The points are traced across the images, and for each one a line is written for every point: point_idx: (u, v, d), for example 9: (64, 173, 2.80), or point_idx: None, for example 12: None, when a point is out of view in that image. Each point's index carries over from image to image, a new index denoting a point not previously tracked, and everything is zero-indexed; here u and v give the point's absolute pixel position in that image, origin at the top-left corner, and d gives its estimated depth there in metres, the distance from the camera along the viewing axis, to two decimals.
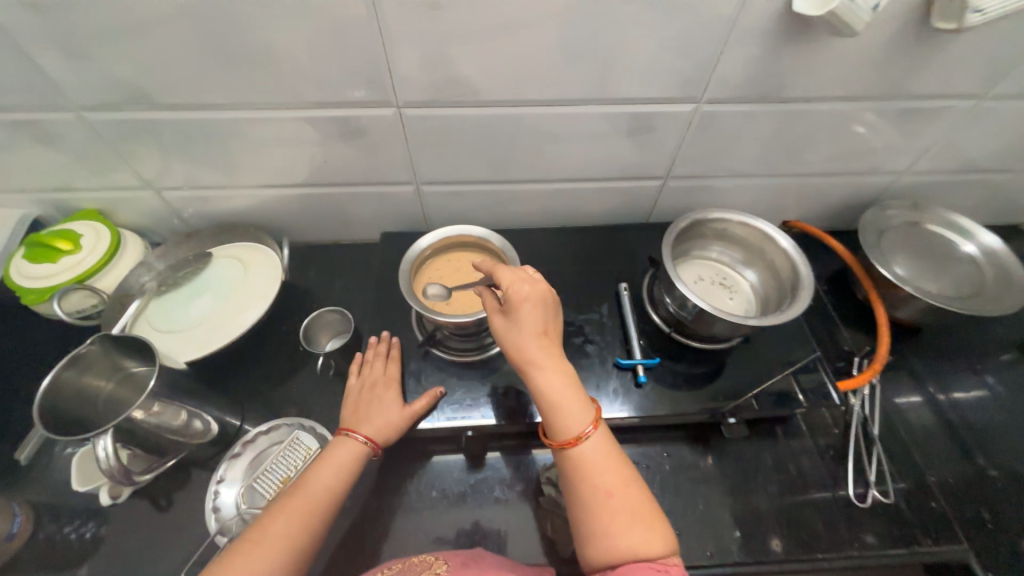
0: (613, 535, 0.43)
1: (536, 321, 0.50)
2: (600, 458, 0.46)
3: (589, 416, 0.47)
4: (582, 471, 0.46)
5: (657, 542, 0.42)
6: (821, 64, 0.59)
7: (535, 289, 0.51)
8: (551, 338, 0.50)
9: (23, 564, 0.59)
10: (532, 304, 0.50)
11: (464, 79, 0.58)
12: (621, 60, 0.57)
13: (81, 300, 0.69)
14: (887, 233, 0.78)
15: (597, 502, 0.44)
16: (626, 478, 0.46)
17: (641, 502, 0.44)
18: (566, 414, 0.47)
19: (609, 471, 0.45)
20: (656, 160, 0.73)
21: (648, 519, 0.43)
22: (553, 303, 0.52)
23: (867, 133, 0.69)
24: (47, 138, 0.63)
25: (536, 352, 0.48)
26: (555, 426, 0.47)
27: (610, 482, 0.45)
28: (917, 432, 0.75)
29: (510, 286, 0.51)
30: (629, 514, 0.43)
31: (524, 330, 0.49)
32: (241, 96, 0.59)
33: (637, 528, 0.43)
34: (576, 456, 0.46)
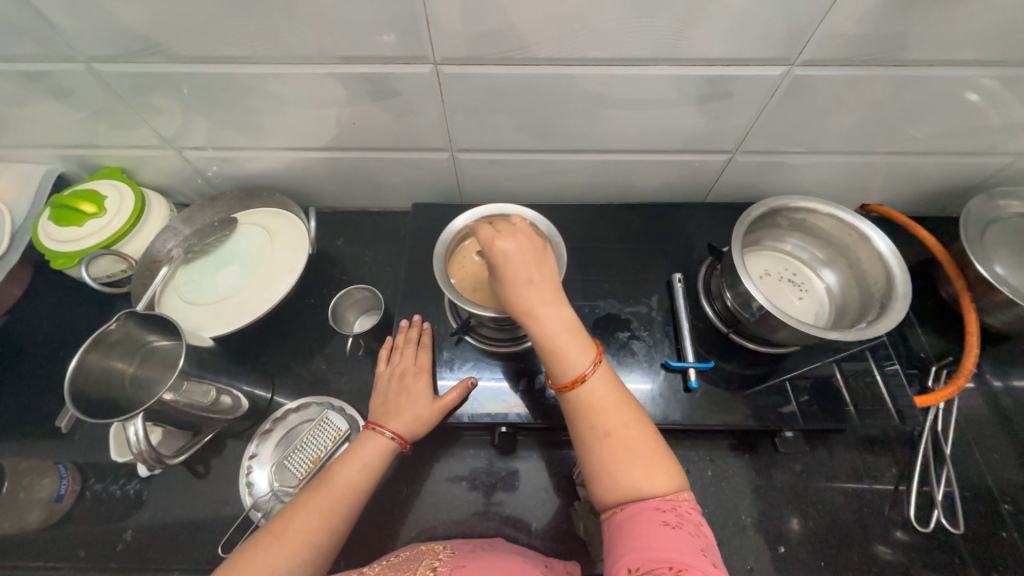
0: (616, 475, 0.41)
1: (519, 269, 0.45)
2: (602, 399, 0.44)
3: (589, 356, 0.45)
4: (583, 413, 0.44)
5: (662, 479, 0.40)
6: (960, 19, 0.47)
7: (513, 238, 0.46)
8: (541, 282, 0.46)
9: (72, 519, 0.62)
10: (514, 257, 0.45)
11: (512, 32, 0.49)
12: (706, 11, 0.47)
13: (110, 265, 0.68)
14: (990, 227, 0.67)
15: (598, 443, 0.43)
16: (631, 419, 0.43)
17: (646, 441, 0.42)
18: (565, 355, 0.44)
19: (612, 411, 0.43)
20: (726, 132, 0.63)
21: (653, 458, 0.41)
22: (539, 248, 0.48)
23: (996, 106, 0.57)
24: (60, 92, 0.58)
25: (528, 299, 0.45)
26: (554, 368, 0.45)
27: (613, 423, 0.43)
28: (994, 453, 0.68)
29: (486, 239, 0.47)
30: (632, 453, 0.41)
31: (508, 280, 0.46)
32: (259, 49, 0.52)
33: (640, 466, 0.41)
34: (576, 398, 0.44)
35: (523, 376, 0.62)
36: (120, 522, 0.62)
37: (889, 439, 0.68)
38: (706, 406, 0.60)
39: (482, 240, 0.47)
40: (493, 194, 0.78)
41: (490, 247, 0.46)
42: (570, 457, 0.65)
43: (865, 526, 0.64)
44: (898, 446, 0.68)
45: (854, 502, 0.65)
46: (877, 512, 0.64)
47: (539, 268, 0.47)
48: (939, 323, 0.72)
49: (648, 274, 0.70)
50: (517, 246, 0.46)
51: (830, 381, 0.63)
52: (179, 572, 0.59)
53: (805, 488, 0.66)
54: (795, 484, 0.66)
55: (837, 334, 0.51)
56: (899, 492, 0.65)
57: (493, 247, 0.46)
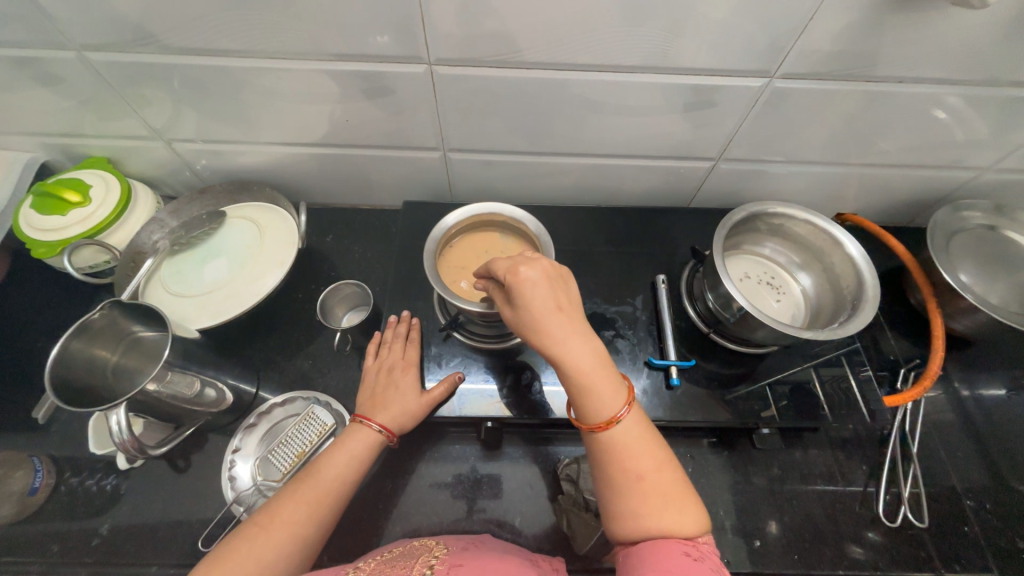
0: (644, 515, 0.40)
1: (549, 300, 0.43)
2: (634, 439, 0.42)
3: (622, 395, 0.42)
4: (613, 451, 0.42)
5: (688, 521, 0.39)
6: (926, 40, 0.50)
7: (541, 268, 0.45)
8: (569, 314, 0.44)
9: (46, 514, 0.61)
10: (539, 287, 0.44)
11: (506, 35, 0.51)
12: (691, 24, 0.49)
13: (93, 255, 0.67)
14: (955, 238, 0.71)
15: (627, 483, 0.41)
16: (659, 459, 0.42)
17: (673, 481, 0.41)
18: (597, 393, 0.42)
19: (642, 452, 0.42)
20: (709, 140, 0.65)
21: (679, 499, 0.40)
22: (566, 279, 0.46)
23: (960, 123, 0.61)
24: (48, 79, 0.58)
25: (558, 331, 0.43)
26: (584, 405, 0.43)
27: (642, 464, 0.41)
28: (960, 453, 0.71)
29: (511, 268, 0.45)
30: (660, 494, 0.40)
31: (536, 311, 0.43)
32: (255, 43, 0.53)
33: (667, 507, 0.40)
34: (607, 437, 0.42)
35: (510, 372, 0.63)
36: (96, 516, 0.61)
37: (860, 438, 0.71)
38: (687, 404, 0.62)
39: (507, 269, 0.45)
40: (483, 195, 0.80)
41: (513, 276, 0.44)
42: (555, 454, 0.66)
43: (837, 523, 0.66)
44: (868, 445, 0.71)
45: (827, 499, 0.67)
46: (849, 509, 0.67)
47: (564, 297, 0.45)
48: (908, 328, 0.75)
49: (633, 276, 0.72)
50: (542, 276, 0.44)
51: (805, 381, 0.65)
52: (157, 567, 0.58)
53: (781, 484, 0.68)
54: (771, 482, 0.68)
55: (812, 335, 0.53)
56: (870, 491, 0.68)
57: (521, 276, 0.44)
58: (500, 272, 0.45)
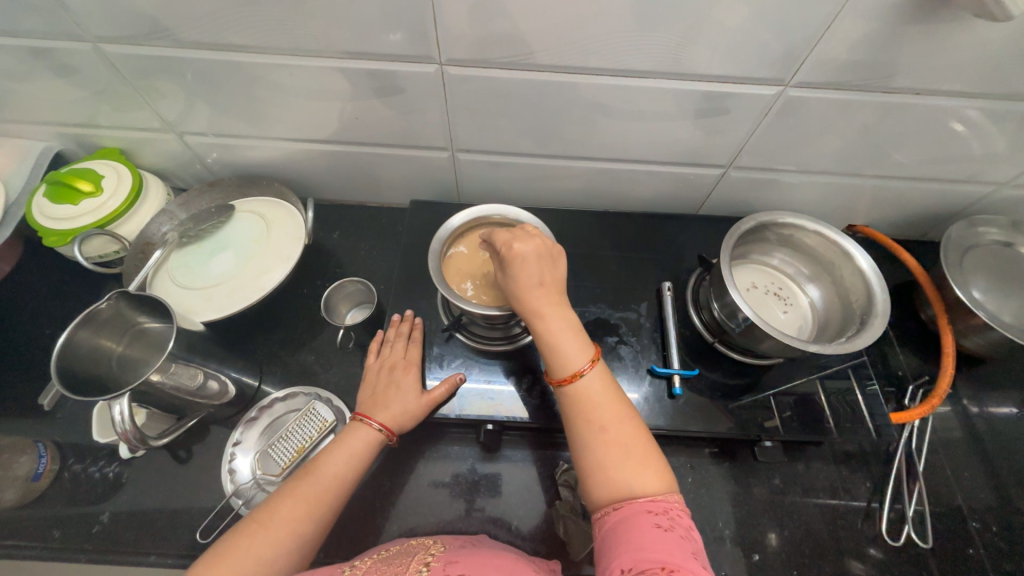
0: (610, 472, 0.41)
1: (532, 271, 0.47)
2: (598, 395, 0.44)
3: (586, 354, 0.45)
4: (580, 408, 0.44)
5: (653, 479, 0.40)
6: (946, 52, 0.49)
7: (532, 242, 0.48)
8: (551, 286, 0.48)
9: (48, 499, 0.61)
10: (528, 258, 0.47)
11: (518, 37, 0.51)
12: (705, 30, 0.48)
13: (102, 245, 0.67)
14: (969, 253, 0.70)
15: (591, 438, 0.43)
16: (624, 417, 0.44)
17: (638, 439, 0.42)
18: (563, 350, 0.45)
19: (606, 409, 0.44)
20: (721, 147, 0.65)
21: (643, 457, 0.41)
22: (555, 255, 0.49)
23: (978, 137, 0.60)
24: (64, 70, 0.58)
25: (536, 299, 0.47)
26: (552, 362, 0.46)
27: (606, 419, 0.43)
28: (967, 472, 0.69)
29: (503, 240, 0.49)
30: (623, 450, 0.41)
31: (519, 280, 0.47)
32: (268, 39, 0.53)
33: (631, 465, 0.41)
34: (572, 393, 0.45)
35: (512, 375, 0.63)
36: (97, 503, 0.61)
37: (865, 454, 0.70)
38: (689, 413, 0.62)
39: (500, 240, 0.49)
40: (490, 195, 0.79)
41: (506, 248, 0.48)
42: (554, 457, 0.66)
43: (838, 539, 0.65)
44: (873, 461, 0.70)
45: (829, 515, 0.66)
46: (851, 526, 0.66)
47: (551, 272, 0.49)
48: (917, 343, 0.74)
49: (638, 282, 0.71)
50: (532, 249, 0.48)
51: (811, 394, 0.65)
52: (156, 556, 0.58)
53: (783, 498, 0.67)
54: (773, 495, 0.67)
55: (818, 348, 0.53)
56: (873, 507, 0.67)
57: (512, 248, 0.48)
58: (495, 244, 0.49)
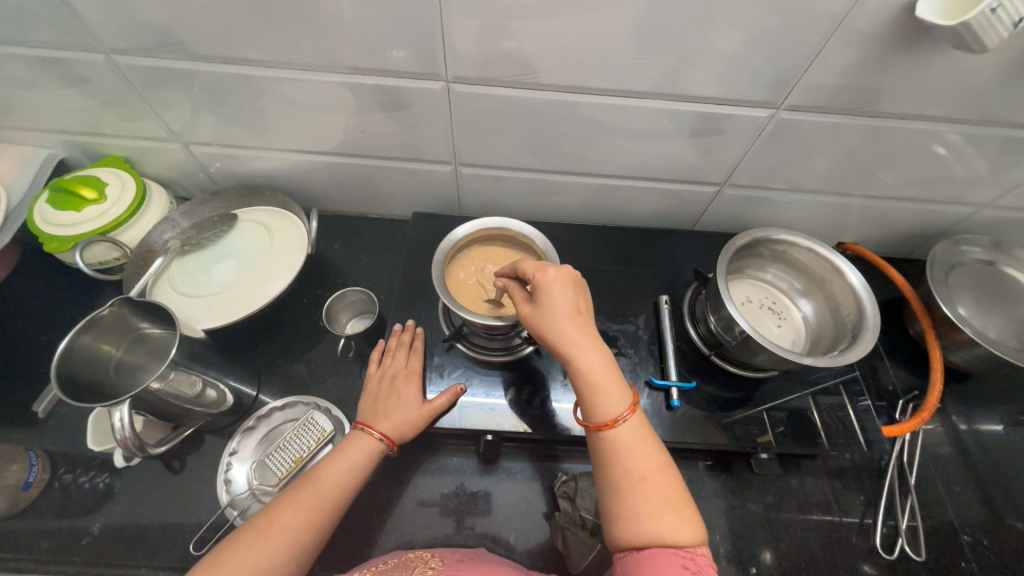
0: (642, 518, 0.41)
1: (569, 305, 0.47)
2: (637, 442, 0.44)
3: (627, 399, 0.45)
4: (614, 451, 0.44)
5: (687, 529, 0.40)
6: (929, 79, 0.51)
7: (566, 276, 0.48)
8: (584, 321, 0.47)
9: (36, 510, 0.60)
10: (558, 292, 0.47)
11: (522, 57, 0.53)
12: (701, 54, 0.51)
13: (103, 251, 0.67)
14: (953, 271, 0.72)
15: (629, 485, 0.42)
16: (659, 462, 0.43)
17: (673, 487, 0.42)
18: (604, 394, 0.44)
19: (645, 457, 0.43)
20: (716, 166, 0.67)
21: (677, 505, 0.41)
22: (583, 289, 0.50)
23: (959, 160, 0.62)
24: (75, 79, 0.59)
25: (573, 334, 0.46)
26: (590, 403, 0.45)
27: (644, 465, 0.43)
28: (958, 486, 0.70)
29: (539, 269, 0.49)
30: (659, 498, 0.41)
31: (557, 315, 0.46)
32: (278, 54, 0.54)
33: (666, 514, 0.41)
34: (610, 438, 0.44)
35: (512, 386, 0.63)
36: (88, 514, 0.60)
37: (857, 468, 0.71)
38: (687, 426, 0.62)
39: (536, 269, 0.49)
40: (490, 209, 0.81)
41: (541, 278, 0.48)
42: (553, 469, 0.66)
43: (832, 553, 0.66)
44: (865, 474, 0.71)
45: (823, 528, 0.67)
46: (845, 540, 0.66)
47: (584, 308, 0.48)
48: (907, 358, 0.76)
49: (636, 295, 0.73)
50: (561, 281, 0.48)
51: (804, 408, 0.66)
52: (147, 570, 0.57)
53: (779, 512, 0.68)
54: (767, 508, 0.68)
55: (812, 361, 0.54)
56: (868, 521, 0.67)
57: (547, 279, 0.48)
58: (528, 273, 0.49)
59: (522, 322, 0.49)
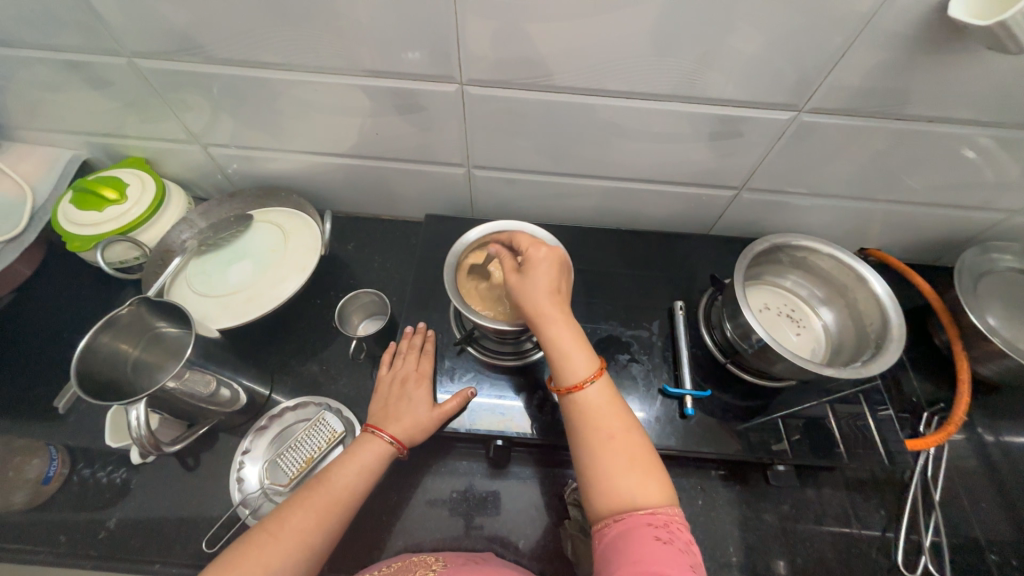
0: (610, 481, 0.41)
1: (551, 279, 0.50)
2: (604, 405, 0.44)
3: (593, 364, 0.46)
4: (582, 415, 0.44)
5: (656, 491, 0.40)
6: (960, 81, 0.49)
7: (555, 255, 0.51)
8: (562, 295, 0.49)
9: (55, 504, 0.61)
10: (544, 267, 0.50)
11: (538, 59, 0.52)
12: (720, 56, 0.50)
13: (123, 251, 0.69)
14: (982, 280, 0.69)
15: (597, 447, 0.43)
16: (628, 425, 0.44)
17: (641, 449, 0.42)
18: (571, 360, 0.45)
19: (612, 420, 0.44)
20: (734, 169, 0.66)
21: (645, 467, 0.41)
22: (567, 270, 0.52)
23: (990, 165, 0.60)
24: (98, 82, 0.61)
25: (550, 305, 0.48)
26: (559, 370, 0.46)
27: (613, 426, 0.43)
28: (985, 502, 0.68)
29: (532, 246, 0.52)
30: (626, 461, 0.41)
31: (536, 287, 0.48)
32: (294, 57, 0.55)
33: (633, 475, 0.41)
34: (578, 402, 0.45)
35: (523, 391, 0.63)
36: (105, 509, 0.61)
37: (878, 481, 0.69)
38: (701, 435, 0.61)
39: (529, 246, 0.52)
40: (504, 212, 0.81)
41: (531, 254, 0.51)
42: (564, 475, 0.65)
43: (851, 569, 0.63)
44: (887, 488, 0.68)
45: (842, 543, 0.65)
46: (864, 555, 0.64)
47: (562, 283, 0.51)
48: (931, 369, 0.73)
49: (650, 300, 0.71)
50: (547, 258, 0.50)
51: (823, 419, 0.64)
52: (160, 565, 0.58)
53: (796, 525, 0.66)
54: (784, 520, 0.66)
55: (833, 372, 0.52)
56: (889, 537, 0.65)
57: (536, 254, 0.51)
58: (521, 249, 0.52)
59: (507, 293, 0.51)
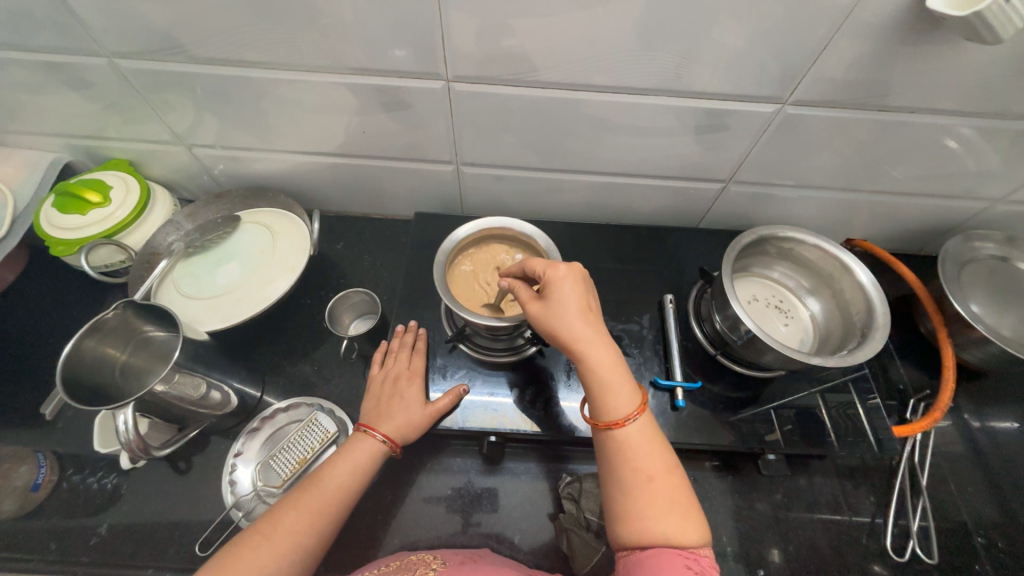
0: (647, 518, 0.40)
1: (581, 304, 0.47)
2: (644, 441, 0.43)
3: (636, 399, 0.44)
4: (623, 451, 0.43)
5: (693, 531, 0.40)
6: (940, 72, 0.50)
7: (576, 274, 0.49)
8: (596, 320, 0.47)
9: (43, 511, 0.61)
10: (568, 291, 0.47)
11: (524, 55, 0.52)
12: (705, 49, 0.50)
13: (109, 254, 0.68)
14: (966, 267, 0.71)
15: (636, 485, 0.42)
16: (667, 463, 0.43)
17: (679, 487, 0.42)
18: (614, 395, 0.44)
19: (650, 456, 0.43)
20: (721, 163, 0.66)
21: (682, 505, 0.41)
22: (593, 288, 0.50)
23: (971, 154, 0.61)
24: (78, 84, 0.60)
25: (585, 333, 0.46)
26: (597, 400, 0.45)
27: (652, 466, 0.42)
28: (970, 485, 0.69)
29: (549, 267, 0.49)
30: (664, 499, 0.41)
31: (569, 314, 0.46)
32: (278, 55, 0.54)
33: (672, 514, 0.40)
34: (617, 437, 0.44)
35: (516, 387, 0.63)
36: (95, 514, 0.61)
37: (867, 468, 0.70)
38: (692, 426, 0.62)
39: (546, 267, 0.49)
40: (494, 208, 0.81)
41: (549, 276, 0.48)
42: (559, 470, 0.66)
43: (842, 554, 0.64)
44: (875, 474, 0.69)
45: (833, 529, 0.66)
46: (855, 541, 0.65)
47: (594, 307, 0.48)
48: (917, 356, 0.74)
49: (640, 294, 0.72)
50: (571, 281, 0.48)
51: (813, 408, 0.65)
52: (154, 570, 0.57)
53: (787, 513, 0.67)
54: (775, 508, 0.67)
55: (821, 361, 0.53)
56: (878, 522, 0.66)
57: (561, 277, 0.48)
58: (538, 271, 0.49)
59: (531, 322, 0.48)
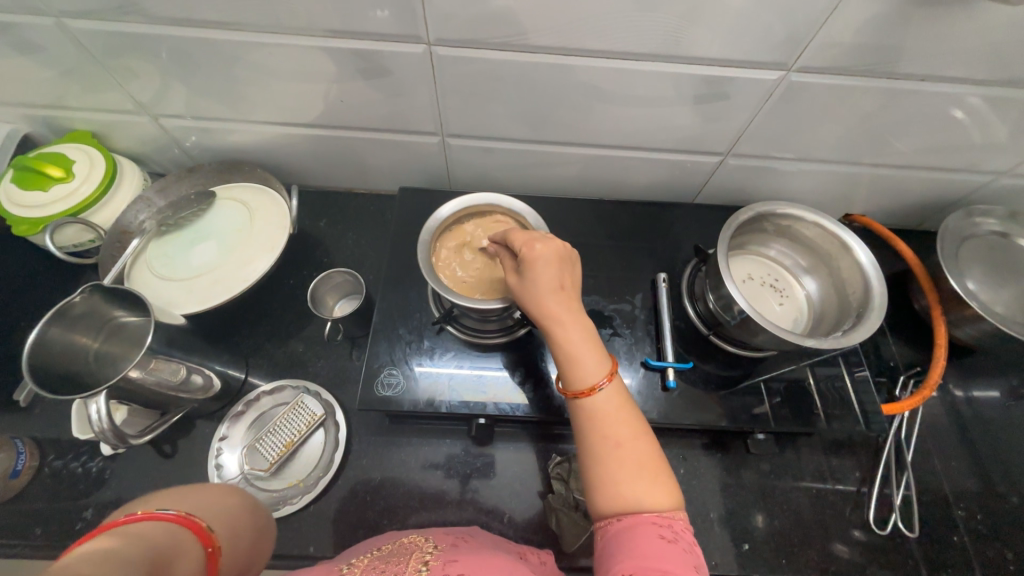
0: (616, 483, 0.39)
1: (553, 276, 0.47)
2: (614, 410, 0.42)
3: (605, 368, 0.44)
4: (592, 420, 0.43)
5: (664, 495, 0.39)
6: (956, 36, 0.47)
7: (553, 248, 0.48)
8: (568, 292, 0.47)
9: (26, 497, 0.60)
10: (541, 264, 0.47)
11: (511, 16, 0.48)
12: (707, 10, 0.46)
13: (77, 234, 0.64)
14: (964, 244, 0.69)
15: (606, 453, 0.41)
16: (638, 430, 0.42)
17: (650, 453, 0.41)
18: (581, 365, 0.44)
19: (620, 423, 0.42)
20: (719, 135, 0.63)
21: (654, 471, 0.40)
22: (573, 260, 0.49)
23: (979, 127, 0.58)
24: (26, 47, 0.55)
25: (554, 306, 0.46)
26: (569, 373, 0.45)
27: (622, 434, 0.41)
28: (954, 459, 0.70)
29: (526, 243, 0.48)
30: (634, 464, 0.40)
31: (541, 287, 0.46)
32: (244, 15, 0.49)
33: (642, 480, 0.39)
34: (588, 407, 0.43)
35: (506, 368, 0.62)
36: (80, 499, 0.60)
37: (854, 444, 0.70)
38: (682, 406, 0.61)
39: (523, 242, 0.48)
40: (483, 183, 0.77)
41: (525, 249, 0.48)
42: (548, 450, 0.65)
43: (826, 528, 0.66)
44: (861, 450, 0.70)
45: (817, 503, 0.67)
46: (838, 513, 0.66)
47: (569, 278, 0.48)
48: (910, 334, 0.74)
49: (632, 273, 0.70)
50: (545, 253, 0.47)
51: (804, 387, 0.64)
52: None
53: (773, 488, 0.67)
54: (762, 484, 0.68)
55: (814, 343, 0.52)
56: (861, 497, 0.67)
57: (533, 250, 0.47)
58: (516, 245, 0.49)
59: (512, 295, 0.49)
